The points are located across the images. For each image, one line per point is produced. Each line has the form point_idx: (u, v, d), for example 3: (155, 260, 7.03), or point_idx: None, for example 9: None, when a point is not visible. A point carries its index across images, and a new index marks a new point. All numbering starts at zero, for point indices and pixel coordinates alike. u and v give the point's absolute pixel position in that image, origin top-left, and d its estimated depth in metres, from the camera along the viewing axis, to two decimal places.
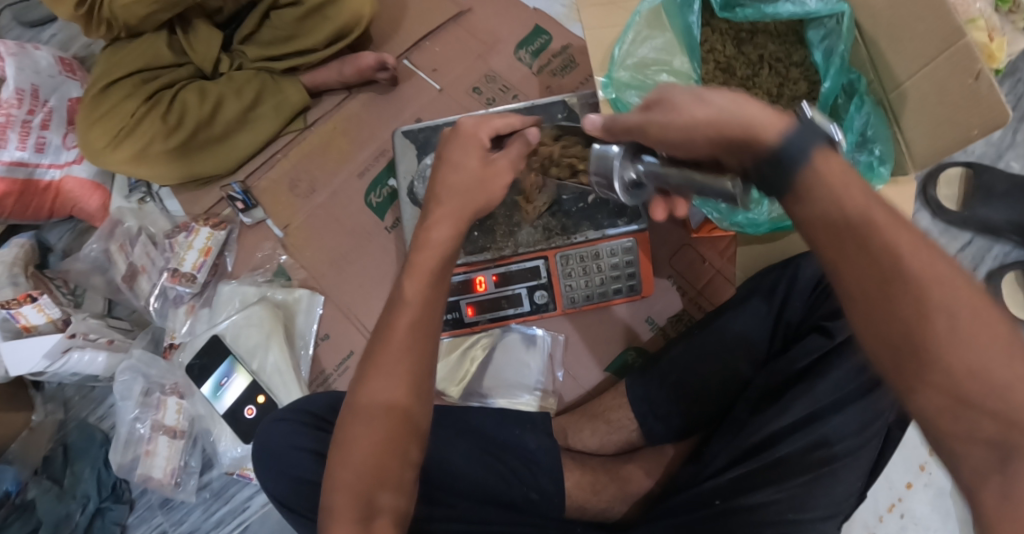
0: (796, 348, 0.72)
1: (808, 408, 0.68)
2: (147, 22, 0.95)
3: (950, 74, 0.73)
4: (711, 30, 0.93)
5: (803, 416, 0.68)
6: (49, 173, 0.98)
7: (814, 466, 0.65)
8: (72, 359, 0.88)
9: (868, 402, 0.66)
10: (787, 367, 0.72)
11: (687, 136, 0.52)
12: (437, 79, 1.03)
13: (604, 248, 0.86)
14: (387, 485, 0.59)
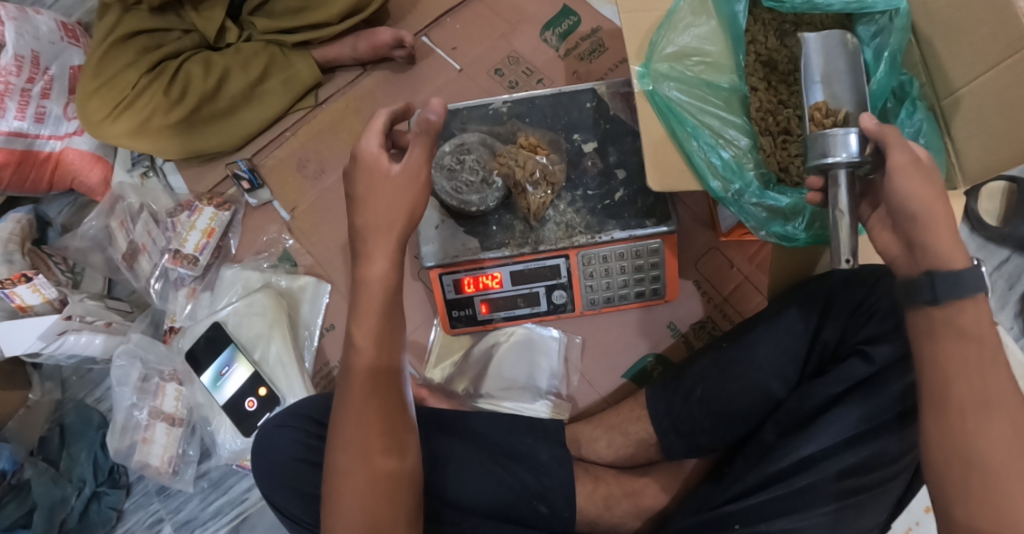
0: (831, 372, 0.65)
1: (841, 436, 0.63)
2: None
3: (1015, 80, 0.70)
4: (753, 20, 0.87)
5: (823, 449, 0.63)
6: (49, 145, 0.93)
7: (847, 495, 0.61)
8: (68, 341, 0.85)
9: (906, 433, 0.61)
10: (819, 393, 0.65)
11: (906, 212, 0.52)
12: (457, 59, 0.97)
13: (631, 249, 0.80)
14: (378, 461, 0.55)
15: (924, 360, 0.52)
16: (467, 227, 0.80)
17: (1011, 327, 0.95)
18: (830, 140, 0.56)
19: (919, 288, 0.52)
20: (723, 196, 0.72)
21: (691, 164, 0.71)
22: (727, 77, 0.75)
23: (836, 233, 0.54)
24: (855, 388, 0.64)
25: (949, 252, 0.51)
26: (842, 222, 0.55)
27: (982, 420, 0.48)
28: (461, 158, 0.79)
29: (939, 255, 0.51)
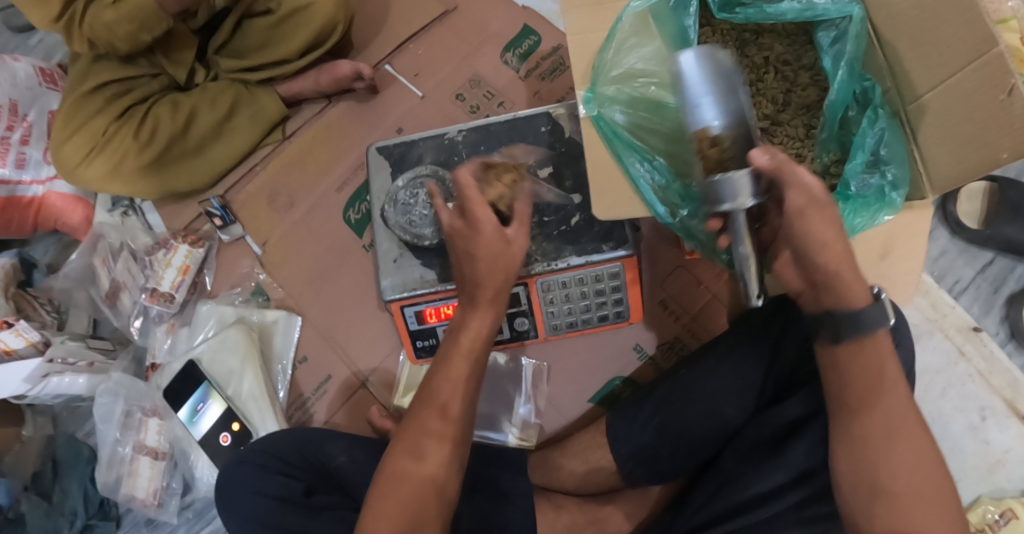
0: (785, 403, 0.63)
1: (796, 473, 0.61)
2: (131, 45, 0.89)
3: (981, 84, 0.66)
4: (711, 31, 0.89)
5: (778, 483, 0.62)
6: (31, 190, 0.97)
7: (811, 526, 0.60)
8: (51, 383, 0.87)
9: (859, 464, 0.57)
10: (775, 424, 0.63)
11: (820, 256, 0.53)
12: (419, 86, 0.97)
13: (590, 273, 0.79)
14: None
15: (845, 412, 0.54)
16: (426, 260, 0.80)
17: (997, 333, 0.94)
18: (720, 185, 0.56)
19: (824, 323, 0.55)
20: (671, 221, 0.71)
21: (637, 191, 0.70)
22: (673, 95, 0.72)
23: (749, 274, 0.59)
24: (811, 418, 0.61)
25: (848, 285, 0.53)
26: (747, 263, 0.58)
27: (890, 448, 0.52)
28: (415, 193, 0.80)
29: (842, 293, 0.53)
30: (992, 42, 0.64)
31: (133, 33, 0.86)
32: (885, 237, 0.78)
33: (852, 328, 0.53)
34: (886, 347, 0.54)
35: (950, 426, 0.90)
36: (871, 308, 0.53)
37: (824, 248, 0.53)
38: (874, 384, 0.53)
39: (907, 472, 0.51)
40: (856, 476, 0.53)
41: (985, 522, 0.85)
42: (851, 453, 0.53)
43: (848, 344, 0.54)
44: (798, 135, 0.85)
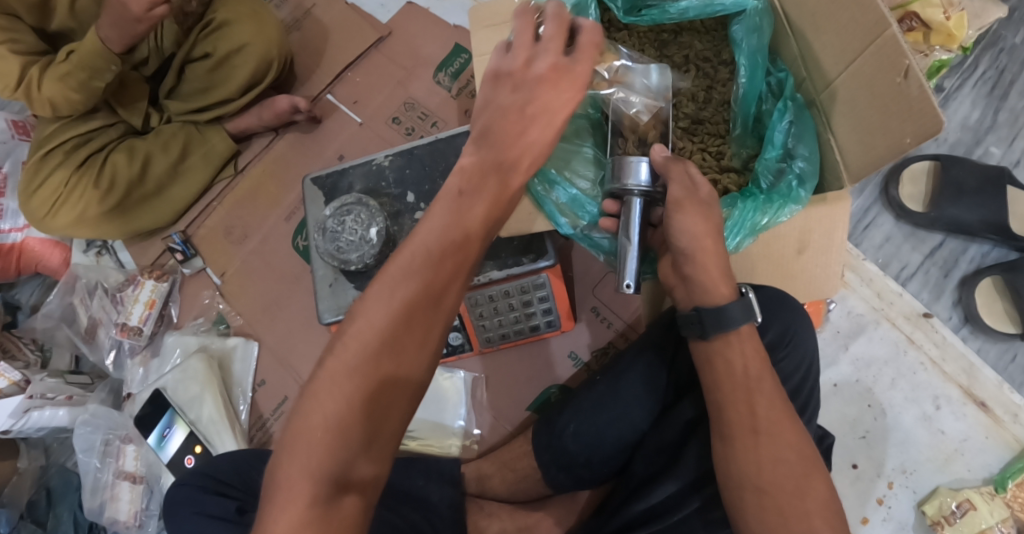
0: (677, 409, 0.68)
1: (691, 477, 0.65)
2: (87, 100, 0.94)
3: (880, 68, 0.66)
4: (629, 34, 0.87)
5: (681, 489, 0.65)
6: (11, 237, 1.05)
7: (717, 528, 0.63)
8: (34, 416, 0.94)
9: (738, 452, 0.61)
10: (672, 432, 0.68)
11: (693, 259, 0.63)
12: (358, 113, 1.02)
13: (516, 286, 0.82)
14: None
15: (727, 400, 0.62)
16: (358, 284, 0.84)
17: (950, 318, 0.91)
18: (627, 168, 0.68)
19: (693, 321, 0.64)
20: (573, 231, 0.73)
21: (541, 208, 0.72)
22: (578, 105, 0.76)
23: (631, 259, 0.66)
24: (701, 423, 0.66)
25: (713, 283, 0.63)
26: (630, 249, 0.67)
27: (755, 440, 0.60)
28: (342, 219, 0.82)
29: (707, 292, 0.63)
30: (886, 22, 0.64)
31: (86, 81, 0.91)
32: (799, 234, 0.76)
33: (717, 325, 0.62)
34: (752, 344, 0.63)
35: (902, 418, 0.88)
36: (733, 306, 0.62)
37: (691, 239, 0.63)
38: (742, 383, 0.62)
39: (766, 467, 0.59)
40: (728, 473, 0.61)
41: (940, 515, 0.82)
42: (725, 452, 0.61)
43: (717, 339, 0.63)
44: (719, 133, 0.85)
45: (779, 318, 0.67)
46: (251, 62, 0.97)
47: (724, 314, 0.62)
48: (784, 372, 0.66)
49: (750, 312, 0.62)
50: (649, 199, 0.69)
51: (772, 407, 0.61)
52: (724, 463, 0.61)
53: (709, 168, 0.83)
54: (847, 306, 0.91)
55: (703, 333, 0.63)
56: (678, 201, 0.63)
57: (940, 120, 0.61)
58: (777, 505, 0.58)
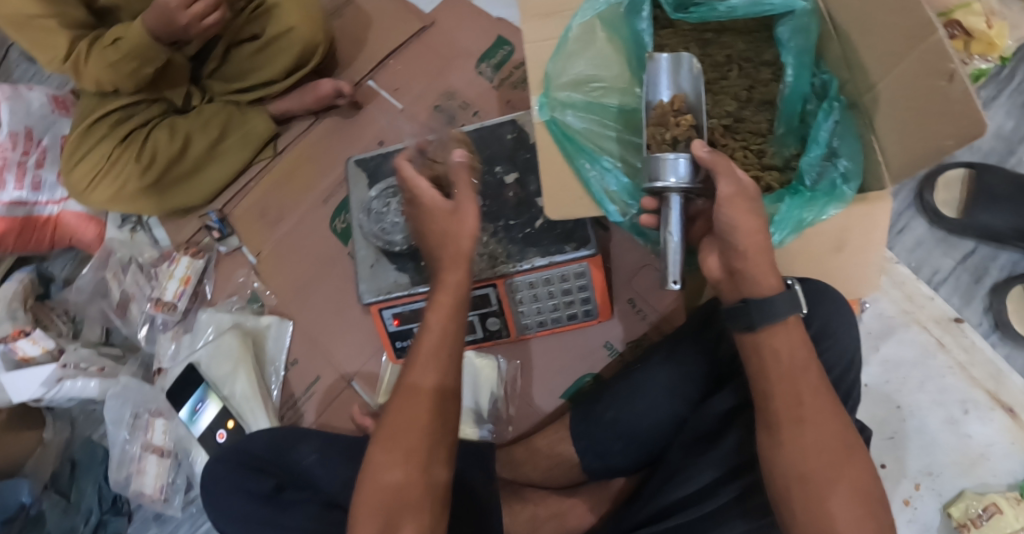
0: (716, 397, 0.68)
1: (728, 464, 0.65)
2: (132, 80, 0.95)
3: (923, 73, 0.67)
4: (672, 32, 0.89)
5: (718, 476, 0.66)
6: (46, 209, 1.05)
7: (756, 517, 0.62)
8: (65, 386, 0.96)
9: (780, 443, 0.60)
10: (710, 422, 0.68)
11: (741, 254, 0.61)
12: (399, 99, 1.03)
13: (556, 273, 0.83)
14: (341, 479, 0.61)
15: (769, 392, 0.61)
16: (400, 266, 0.84)
17: (980, 324, 0.92)
18: (661, 166, 0.66)
19: (740, 312, 0.62)
20: (622, 219, 0.73)
21: (590, 192, 0.73)
22: (619, 97, 0.76)
23: (672, 259, 0.65)
24: (740, 412, 0.66)
25: (762, 274, 0.61)
26: (672, 247, 0.65)
27: (797, 428, 0.59)
28: (388, 201, 0.86)
29: (756, 283, 0.61)
30: (931, 28, 0.65)
31: (134, 70, 0.94)
32: (839, 232, 0.77)
33: (763, 316, 0.61)
34: (797, 334, 0.62)
35: (928, 420, 0.89)
36: (780, 296, 0.61)
37: (743, 235, 0.61)
38: (787, 373, 0.60)
39: (810, 455, 0.59)
40: (772, 462, 0.60)
41: (966, 518, 0.83)
42: (769, 441, 0.61)
43: (763, 331, 0.61)
44: (760, 131, 0.85)
45: (823, 312, 0.67)
46: (297, 45, 0.98)
47: (770, 306, 0.61)
48: (829, 362, 0.67)
49: (793, 303, 0.61)
50: (688, 193, 0.67)
51: (817, 398, 0.60)
52: (770, 456, 0.60)
53: (751, 165, 0.84)
54: (878, 308, 0.93)
55: (750, 326, 0.62)
56: (728, 197, 0.61)
57: (982, 123, 0.62)
58: (822, 496, 0.57)
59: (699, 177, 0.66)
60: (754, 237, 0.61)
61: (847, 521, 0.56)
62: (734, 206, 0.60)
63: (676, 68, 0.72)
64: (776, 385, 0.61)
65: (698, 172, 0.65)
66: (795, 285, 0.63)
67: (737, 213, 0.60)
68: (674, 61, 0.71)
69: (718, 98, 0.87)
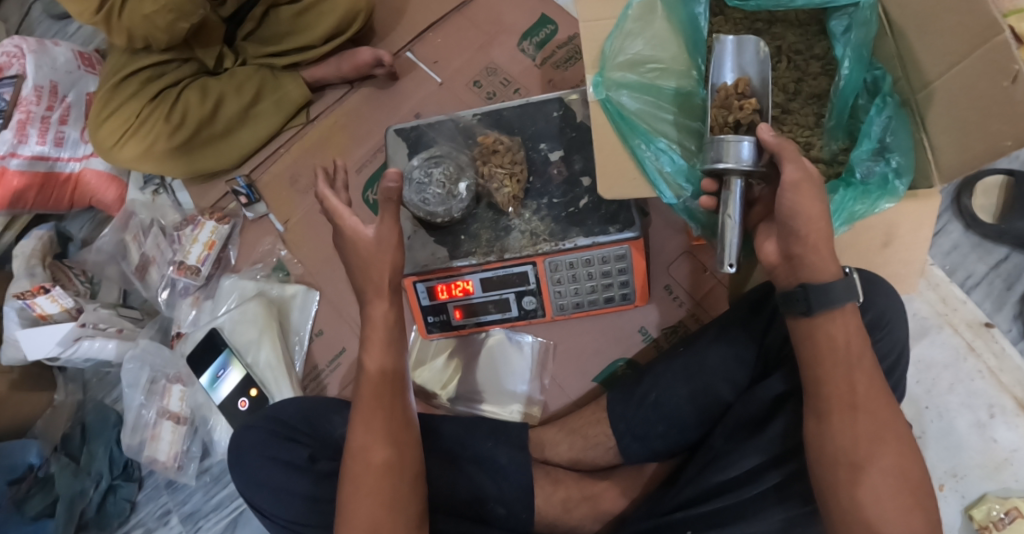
0: (763, 384, 0.67)
1: (771, 451, 0.65)
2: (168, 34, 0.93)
3: (984, 72, 0.67)
4: (724, 20, 0.88)
5: (761, 462, 0.65)
6: (69, 166, 1.02)
7: (797, 504, 0.63)
8: (83, 346, 0.94)
9: (830, 429, 0.59)
10: (753, 410, 0.67)
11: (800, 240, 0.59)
12: (438, 73, 1.01)
13: (597, 255, 0.81)
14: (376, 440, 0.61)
15: (821, 378, 0.60)
16: (439, 239, 0.82)
17: (1009, 330, 0.93)
18: (725, 148, 0.63)
19: (796, 296, 0.60)
20: (676, 203, 0.73)
21: (645, 174, 0.72)
22: (675, 79, 0.74)
23: (730, 242, 0.63)
24: (787, 400, 0.65)
25: (823, 261, 0.59)
26: (730, 227, 0.64)
27: (848, 415, 0.58)
28: (429, 171, 0.82)
29: (815, 270, 0.59)
30: (996, 28, 0.64)
31: (172, 22, 0.91)
32: (887, 227, 0.77)
33: (821, 303, 0.59)
34: (854, 322, 0.60)
35: (955, 422, 0.89)
36: (840, 283, 0.59)
37: (805, 221, 0.58)
38: (842, 360, 0.59)
39: (863, 442, 0.58)
40: (821, 448, 0.59)
41: (988, 520, 0.84)
42: (817, 426, 0.60)
43: (820, 315, 0.60)
44: (808, 124, 0.85)
45: (878, 304, 0.67)
46: (342, 12, 0.97)
47: (827, 293, 0.59)
48: (880, 353, 0.66)
49: (852, 291, 0.59)
50: (750, 177, 0.65)
51: (871, 385, 0.59)
52: (818, 442, 0.60)
53: None
54: (912, 308, 0.93)
55: (807, 309, 0.60)
56: (795, 183, 0.58)
57: None
58: (873, 484, 0.57)
59: (762, 161, 0.64)
60: (818, 225, 0.59)
61: (895, 510, 0.56)
62: (799, 189, 0.58)
63: (740, 50, 0.71)
64: (830, 370, 0.60)
65: (765, 153, 0.63)
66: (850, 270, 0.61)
67: (801, 197, 0.58)
68: (739, 44, 0.71)
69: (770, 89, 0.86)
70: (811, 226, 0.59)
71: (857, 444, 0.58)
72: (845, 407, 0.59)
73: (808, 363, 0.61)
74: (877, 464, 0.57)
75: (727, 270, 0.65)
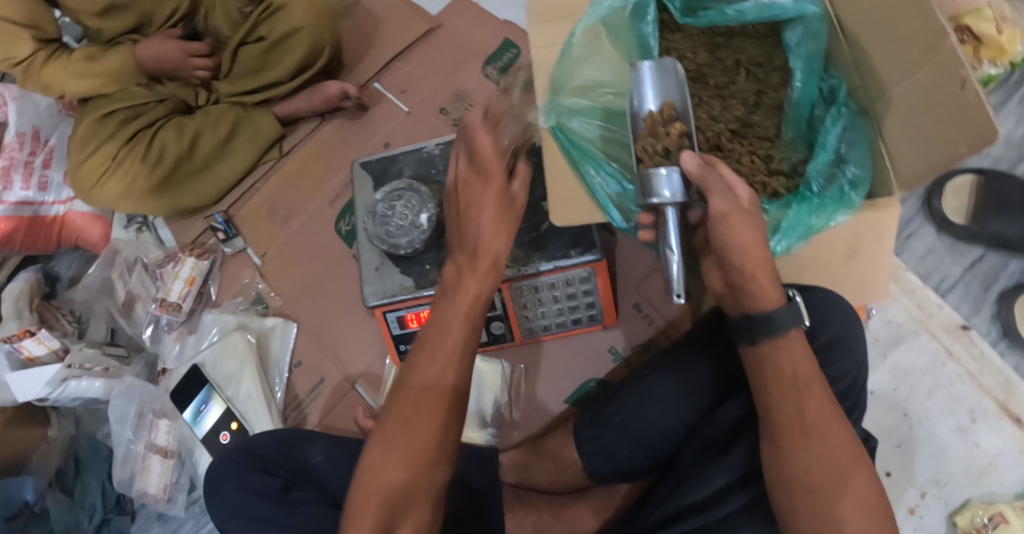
0: (721, 409, 0.67)
1: (739, 472, 0.64)
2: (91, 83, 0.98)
3: (942, 79, 0.65)
4: (682, 36, 0.88)
5: (728, 484, 0.64)
6: (53, 209, 1.05)
7: (766, 521, 0.61)
8: (71, 386, 0.96)
9: (784, 452, 0.59)
10: (712, 434, 0.67)
11: (743, 273, 0.60)
12: (406, 102, 1.02)
13: (562, 278, 0.82)
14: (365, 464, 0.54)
15: (774, 405, 0.60)
16: (406, 270, 0.84)
17: (988, 332, 0.91)
18: (654, 181, 0.66)
19: (742, 327, 0.62)
20: (628, 226, 0.73)
21: (596, 200, 0.73)
22: (608, 97, 0.75)
23: (674, 268, 0.65)
24: (746, 424, 0.65)
25: (761, 290, 0.60)
26: (671, 257, 0.66)
27: (802, 440, 0.58)
28: (392, 205, 0.84)
29: (755, 299, 0.61)
30: (948, 35, 0.63)
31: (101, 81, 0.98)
32: (850, 239, 0.74)
33: (765, 331, 0.60)
34: (801, 348, 0.60)
35: (938, 429, 0.88)
36: (782, 309, 0.60)
37: (742, 252, 0.60)
38: (790, 386, 0.59)
39: (817, 468, 0.57)
40: (778, 473, 0.59)
41: (972, 527, 0.82)
42: (772, 451, 0.60)
43: (764, 344, 0.61)
44: (769, 136, 0.84)
45: (832, 321, 0.67)
46: (305, 47, 0.98)
47: (772, 320, 0.60)
48: (837, 371, 0.66)
49: (797, 316, 0.60)
50: (688, 204, 0.68)
51: (822, 408, 0.58)
52: (776, 467, 0.59)
53: (758, 171, 0.82)
54: (888, 315, 0.92)
55: (751, 341, 0.61)
56: (722, 215, 0.59)
57: (1000, 133, 0.61)
58: (829, 508, 0.56)
59: (692, 192, 0.67)
60: (755, 252, 0.60)
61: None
62: (740, 216, 0.59)
63: (660, 75, 0.70)
64: (783, 395, 0.59)
65: (691, 185, 0.65)
66: (793, 292, 0.63)
67: (733, 230, 0.59)
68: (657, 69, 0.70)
69: (731, 103, 0.86)
70: (752, 252, 0.60)
71: (811, 470, 0.57)
72: (796, 431, 0.58)
73: (761, 387, 0.61)
74: (832, 488, 0.57)
75: (676, 299, 0.65)
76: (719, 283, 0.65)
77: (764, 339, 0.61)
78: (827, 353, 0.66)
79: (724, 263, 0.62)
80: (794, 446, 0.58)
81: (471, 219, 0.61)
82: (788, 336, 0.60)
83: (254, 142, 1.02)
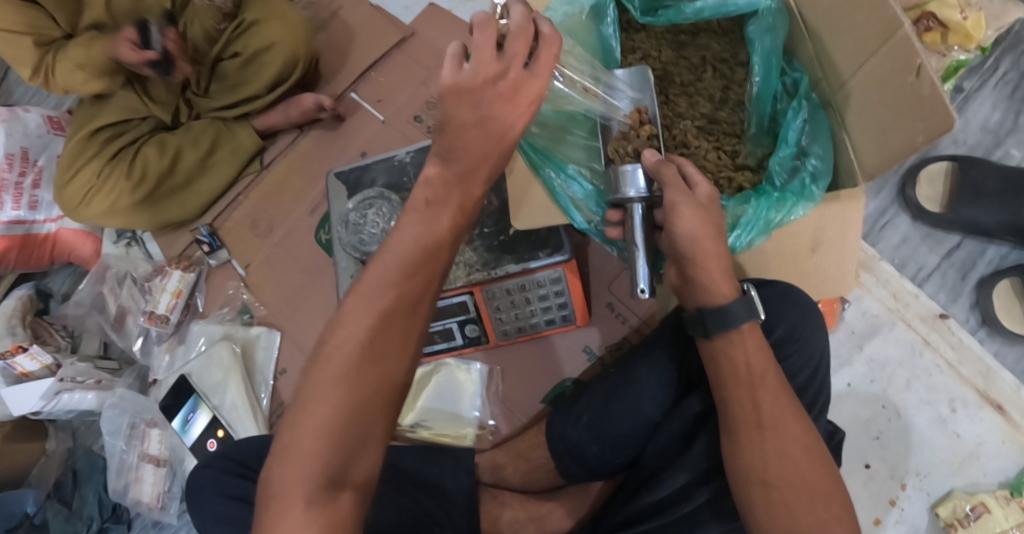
0: (681, 406, 0.68)
1: (698, 469, 0.65)
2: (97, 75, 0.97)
3: (892, 69, 0.64)
4: (646, 36, 0.87)
5: (690, 480, 0.65)
6: (45, 227, 1.08)
7: (728, 519, 0.63)
8: (64, 399, 0.98)
9: (740, 446, 0.59)
10: (675, 432, 0.68)
11: (698, 266, 0.60)
12: (382, 111, 1.04)
13: (533, 280, 0.83)
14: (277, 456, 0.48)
15: (730, 400, 0.60)
16: None
17: (967, 320, 0.91)
18: (622, 178, 0.67)
19: (696, 320, 0.62)
20: (589, 227, 0.74)
21: (557, 202, 0.73)
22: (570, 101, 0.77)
23: (640, 265, 0.65)
24: (707, 419, 0.66)
25: (714, 283, 0.60)
26: (637, 251, 0.66)
27: (757, 435, 0.58)
28: (364, 213, 0.86)
29: (708, 293, 0.61)
30: (898, 22, 0.62)
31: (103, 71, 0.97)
32: (813, 232, 0.75)
33: (719, 325, 0.60)
34: (756, 342, 0.60)
35: (916, 420, 0.88)
36: (735, 304, 0.60)
37: (693, 244, 0.60)
38: (746, 382, 0.59)
39: (771, 461, 0.58)
40: (734, 465, 0.59)
41: (954, 517, 0.82)
42: (730, 445, 0.60)
43: (720, 338, 0.61)
44: (734, 132, 0.84)
45: (791, 314, 0.67)
46: (281, 60, 1.00)
47: (725, 314, 0.60)
48: (796, 365, 0.67)
49: (752, 310, 0.60)
50: (650, 203, 0.68)
51: (776, 403, 0.59)
52: (734, 461, 0.59)
53: (724, 167, 0.82)
54: (863, 306, 0.92)
55: (706, 334, 0.61)
56: (674, 206, 0.61)
57: (954, 119, 0.59)
58: (784, 501, 0.57)
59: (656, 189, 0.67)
60: (706, 244, 0.60)
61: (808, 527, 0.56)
62: (691, 210, 0.60)
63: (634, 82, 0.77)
64: (739, 390, 0.60)
65: (655, 183, 0.66)
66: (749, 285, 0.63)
67: (683, 221, 0.60)
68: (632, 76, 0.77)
69: (696, 101, 0.86)
70: (704, 246, 0.60)
71: (768, 465, 0.58)
72: (751, 425, 0.59)
73: (719, 382, 0.61)
74: (789, 482, 0.57)
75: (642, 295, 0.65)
76: (676, 277, 0.65)
77: (719, 333, 0.60)
78: (787, 348, 0.67)
79: (678, 259, 0.62)
80: (750, 441, 0.58)
81: (479, 140, 0.50)
82: (741, 331, 0.60)
83: (235, 157, 1.05)
